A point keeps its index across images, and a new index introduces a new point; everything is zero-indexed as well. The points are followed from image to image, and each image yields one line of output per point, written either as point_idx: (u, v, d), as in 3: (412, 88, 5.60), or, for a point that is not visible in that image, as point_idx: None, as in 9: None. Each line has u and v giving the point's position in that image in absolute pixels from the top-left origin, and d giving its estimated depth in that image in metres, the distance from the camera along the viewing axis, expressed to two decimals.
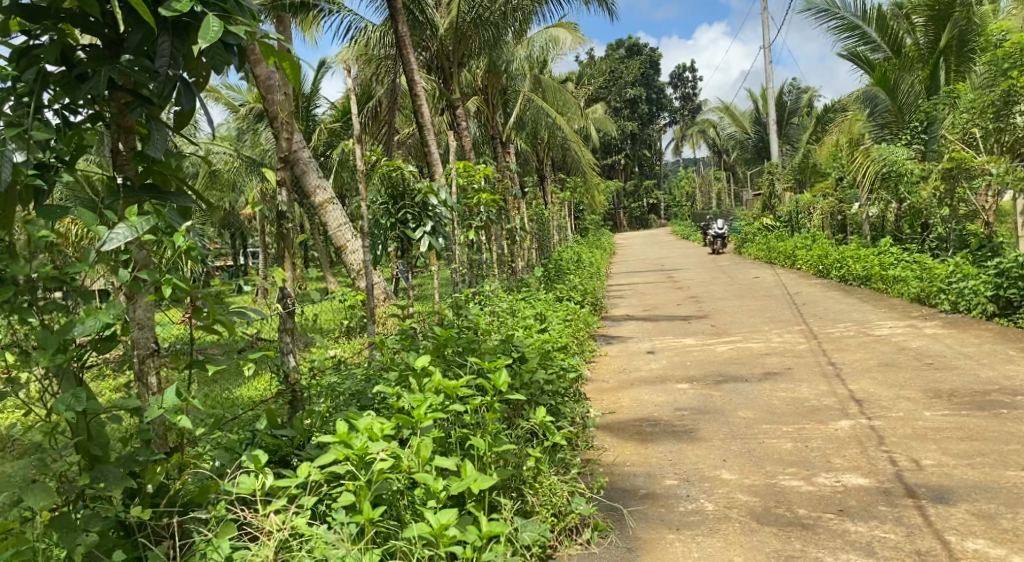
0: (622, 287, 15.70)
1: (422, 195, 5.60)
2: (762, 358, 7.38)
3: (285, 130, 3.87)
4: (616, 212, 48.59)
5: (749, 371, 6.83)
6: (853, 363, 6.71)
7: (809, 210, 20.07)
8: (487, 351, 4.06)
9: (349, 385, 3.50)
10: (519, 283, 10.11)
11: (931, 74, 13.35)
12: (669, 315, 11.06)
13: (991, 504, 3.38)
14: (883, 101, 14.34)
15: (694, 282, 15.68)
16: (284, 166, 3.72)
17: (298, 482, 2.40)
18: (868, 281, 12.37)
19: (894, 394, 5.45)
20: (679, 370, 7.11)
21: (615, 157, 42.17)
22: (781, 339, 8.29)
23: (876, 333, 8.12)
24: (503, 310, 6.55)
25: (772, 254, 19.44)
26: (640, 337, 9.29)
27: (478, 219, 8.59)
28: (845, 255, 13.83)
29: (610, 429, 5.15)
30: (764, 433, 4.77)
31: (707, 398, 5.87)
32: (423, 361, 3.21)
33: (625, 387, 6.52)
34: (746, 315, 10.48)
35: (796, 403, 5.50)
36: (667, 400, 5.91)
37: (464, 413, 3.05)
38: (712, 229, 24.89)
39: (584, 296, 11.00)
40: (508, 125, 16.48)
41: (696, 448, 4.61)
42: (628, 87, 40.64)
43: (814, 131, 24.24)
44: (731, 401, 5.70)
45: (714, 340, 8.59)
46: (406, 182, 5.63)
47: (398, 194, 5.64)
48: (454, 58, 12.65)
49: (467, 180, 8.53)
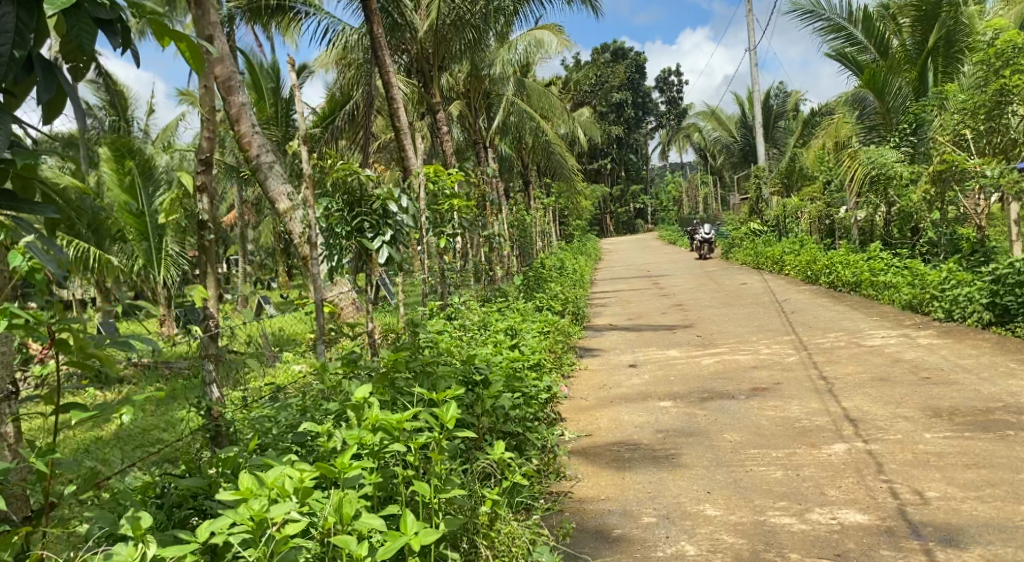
0: (607, 294, 15.28)
1: (381, 200, 5.20)
2: (749, 372, 6.99)
3: (207, 127, 3.51)
4: (603, 217, 48.22)
5: (736, 386, 6.44)
6: (845, 377, 6.33)
7: (797, 214, 19.75)
8: (444, 375, 3.71)
9: (284, 414, 3.14)
10: (497, 292, 9.68)
11: (919, 75, 13.03)
12: (654, 325, 10.65)
13: (1007, 548, 3.03)
14: (871, 102, 14.00)
15: (680, 289, 15.32)
16: (205, 168, 3.54)
17: (188, 548, 2.00)
18: (857, 287, 12.03)
19: (891, 413, 5.07)
20: (662, 386, 6.70)
21: (601, 161, 41.79)
22: (770, 350, 7.92)
23: (868, 343, 7.75)
24: (470, 326, 6.16)
25: (760, 259, 19.09)
26: (622, 349, 8.90)
27: (449, 226, 8.15)
28: (834, 261, 13.50)
29: (582, 455, 4.74)
30: (753, 460, 4.38)
31: (691, 418, 5.47)
32: (362, 393, 2.85)
33: (604, 406, 6.11)
34: (733, 324, 10.10)
35: (785, 424, 5.11)
36: (648, 421, 5.50)
37: (406, 454, 2.70)
38: (699, 235, 24.56)
39: (565, 304, 10.61)
40: (491, 130, 16.11)
41: (679, 477, 4.21)
42: (614, 91, 40.39)
43: (799, 135, 24.01)
44: (716, 422, 5.31)
45: (699, 352, 8.20)
46: (364, 186, 5.22)
47: (356, 200, 5.22)
48: (434, 61, 12.24)
49: (437, 186, 8.11)
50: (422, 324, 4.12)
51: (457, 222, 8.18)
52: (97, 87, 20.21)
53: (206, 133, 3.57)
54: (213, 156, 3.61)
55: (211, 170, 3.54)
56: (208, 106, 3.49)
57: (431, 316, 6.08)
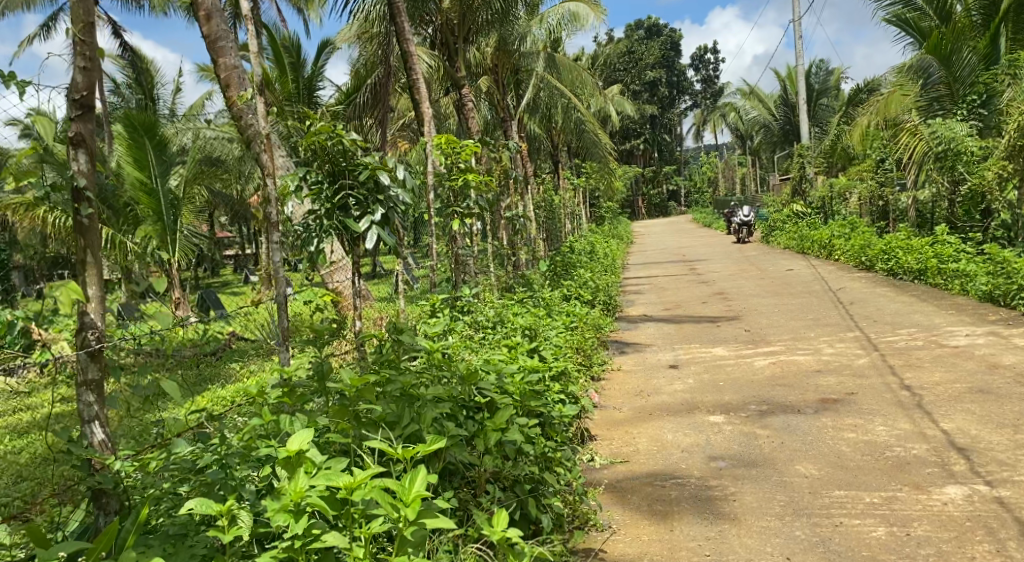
0: (639, 281, 14.25)
1: (370, 170, 4.19)
2: (814, 377, 5.95)
3: (80, 54, 2.96)
4: (634, 199, 46.62)
5: (800, 397, 5.39)
6: (935, 387, 5.26)
7: (844, 194, 18.46)
8: (433, 400, 2.82)
9: (203, 455, 2.31)
10: (521, 280, 8.69)
11: (990, 42, 11.71)
12: (694, 316, 9.60)
13: None
14: (936, 72, 12.57)
15: (720, 275, 14.23)
16: (82, 114, 2.93)
17: None
18: (921, 275, 10.85)
19: (1011, 440, 4.02)
20: (711, 393, 5.70)
21: (634, 141, 40.49)
22: (834, 350, 6.84)
23: (950, 343, 6.63)
24: (482, 330, 5.23)
25: (805, 243, 17.85)
26: (661, 345, 7.88)
27: (464, 205, 7.10)
28: (892, 245, 12.30)
29: (617, 489, 3.78)
30: (842, 505, 3.40)
31: (751, 440, 4.46)
32: (298, 445, 2.03)
33: (643, 419, 5.12)
34: (783, 317, 9.01)
35: (873, 453, 4.07)
36: (697, 443, 4.50)
37: (350, 548, 1.91)
38: (736, 217, 23.30)
39: (596, 293, 9.62)
40: (521, 109, 15.10)
41: (745, 530, 3.22)
42: (648, 69, 39.04)
43: (845, 113, 22.63)
44: (783, 447, 4.29)
45: (750, 351, 7.15)
46: (349, 154, 4.20)
47: (339, 170, 4.22)
48: (461, 32, 11.21)
49: (451, 159, 7.05)
50: (408, 327, 3.23)
51: (472, 202, 7.13)
52: (121, 63, 19.57)
53: (82, 67, 2.97)
54: (92, 96, 2.97)
55: (90, 118, 2.94)
56: (83, 28, 2.97)
57: (434, 312, 5.19)
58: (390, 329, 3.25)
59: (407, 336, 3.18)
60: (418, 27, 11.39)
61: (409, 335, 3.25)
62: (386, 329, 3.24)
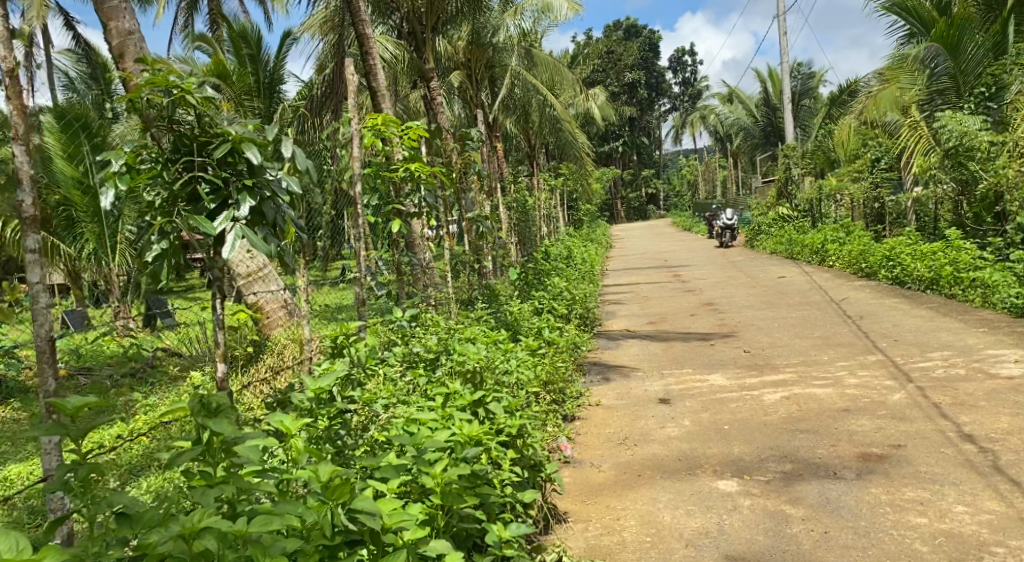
0: (620, 289, 13.00)
1: (234, 143, 2.84)
2: (844, 419, 4.70)
3: None
4: (614, 202, 45.33)
5: (832, 450, 4.15)
6: (1008, 440, 4.03)
7: (835, 196, 17.34)
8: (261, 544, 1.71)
9: None
10: (484, 291, 7.37)
11: (1001, 28, 10.70)
12: (683, 332, 8.37)
13: None
14: (942, 61, 11.18)
15: (705, 282, 13.06)
16: None
17: None
18: (933, 285, 9.67)
19: None
20: (716, 443, 4.42)
21: (613, 144, 39.33)
22: (860, 381, 5.59)
23: (1002, 373, 5.40)
24: (410, 376, 3.87)
25: (795, 248, 16.65)
26: (649, 369, 6.61)
27: (409, 200, 5.72)
28: (897, 250, 11.13)
29: None
30: None
31: (784, 527, 3.22)
32: None
33: (631, 484, 3.85)
34: (787, 334, 7.76)
35: None
36: (706, 532, 3.24)
37: None
38: (720, 220, 22.11)
39: (571, 306, 8.34)
40: (493, 105, 13.77)
41: None
42: (627, 70, 37.95)
43: (831, 113, 21.60)
44: (831, 542, 3.05)
45: (755, 381, 5.89)
46: (203, 120, 2.90)
47: (188, 142, 2.90)
48: (426, 20, 9.79)
49: (388, 145, 5.72)
50: (229, 403, 1.98)
51: (420, 199, 5.77)
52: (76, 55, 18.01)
53: None
54: None
55: None
56: None
57: (339, 351, 3.44)
58: (194, 406, 1.96)
59: (222, 420, 1.92)
60: (379, 15, 9.81)
61: (230, 413, 2.01)
62: (187, 407, 1.95)
